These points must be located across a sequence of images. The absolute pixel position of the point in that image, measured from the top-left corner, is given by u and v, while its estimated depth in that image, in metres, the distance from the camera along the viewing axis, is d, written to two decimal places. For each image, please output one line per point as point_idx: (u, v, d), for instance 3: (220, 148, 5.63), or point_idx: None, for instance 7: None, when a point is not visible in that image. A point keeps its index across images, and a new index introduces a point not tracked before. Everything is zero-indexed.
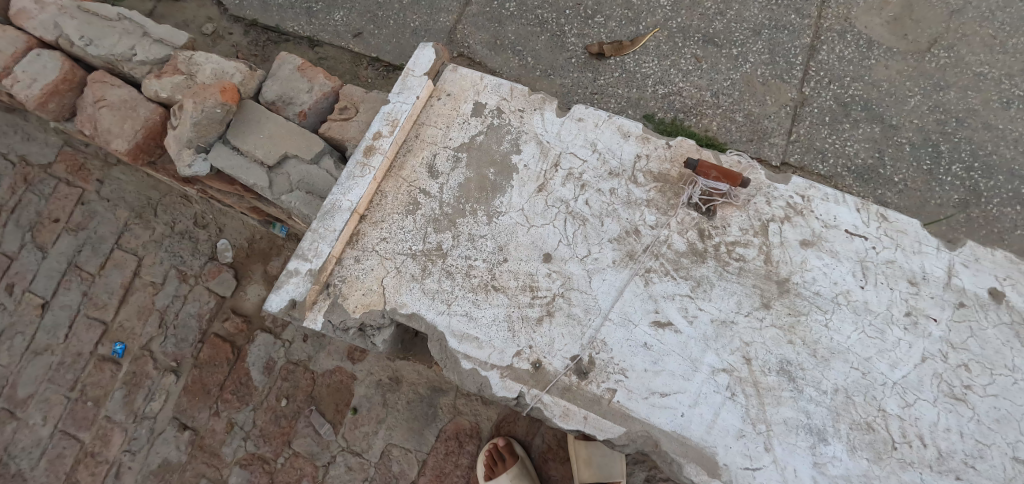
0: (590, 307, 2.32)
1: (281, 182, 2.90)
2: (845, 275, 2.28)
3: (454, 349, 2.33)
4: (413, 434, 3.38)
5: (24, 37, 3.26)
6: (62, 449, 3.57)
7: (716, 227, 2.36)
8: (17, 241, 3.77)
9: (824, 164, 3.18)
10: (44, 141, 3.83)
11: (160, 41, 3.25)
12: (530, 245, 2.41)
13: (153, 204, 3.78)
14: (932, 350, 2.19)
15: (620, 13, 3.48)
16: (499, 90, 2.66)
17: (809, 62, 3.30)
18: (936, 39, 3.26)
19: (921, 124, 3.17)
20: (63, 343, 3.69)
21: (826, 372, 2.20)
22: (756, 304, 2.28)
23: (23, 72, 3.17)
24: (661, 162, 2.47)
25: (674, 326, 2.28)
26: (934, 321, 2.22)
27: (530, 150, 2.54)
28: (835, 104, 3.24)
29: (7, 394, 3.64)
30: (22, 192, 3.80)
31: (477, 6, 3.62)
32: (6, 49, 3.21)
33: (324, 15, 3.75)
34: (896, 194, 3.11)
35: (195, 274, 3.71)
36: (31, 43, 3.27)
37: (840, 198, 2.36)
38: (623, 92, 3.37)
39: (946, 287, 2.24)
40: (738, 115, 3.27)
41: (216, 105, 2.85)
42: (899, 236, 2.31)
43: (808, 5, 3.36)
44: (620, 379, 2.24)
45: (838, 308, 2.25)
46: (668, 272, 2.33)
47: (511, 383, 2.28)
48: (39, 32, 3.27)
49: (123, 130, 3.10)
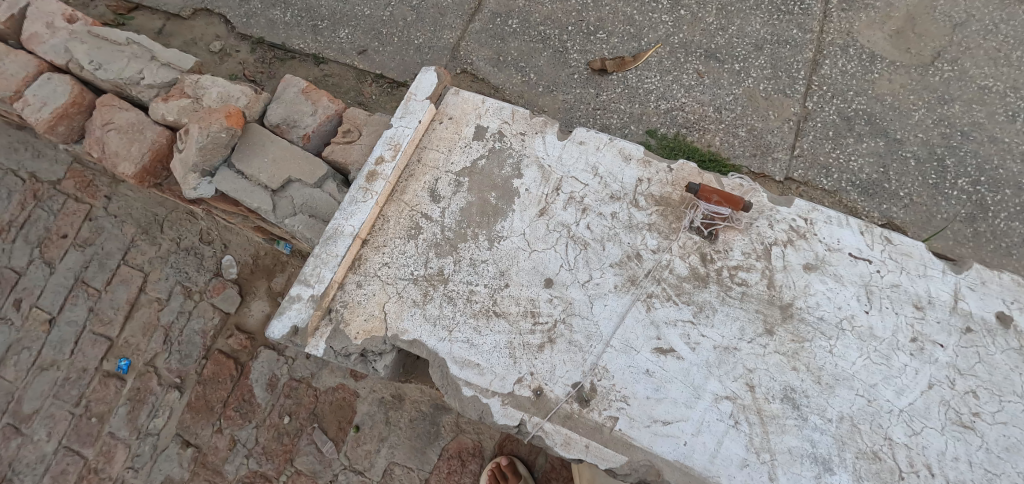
0: (592, 333, 2.31)
1: (284, 206, 2.91)
2: (850, 298, 2.26)
3: (455, 376, 2.32)
4: (415, 453, 3.36)
5: (36, 62, 3.29)
6: (66, 465, 3.58)
7: (719, 251, 2.35)
8: (25, 256, 3.81)
9: (828, 179, 3.15)
10: (53, 157, 3.87)
11: (167, 65, 3.27)
12: (532, 270, 2.41)
13: (159, 220, 3.77)
14: (938, 376, 2.16)
15: (622, 29, 3.49)
16: (501, 113, 2.67)
17: (812, 77, 3.29)
18: (939, 53, 3.24)
19: (926, 138, 3.14)
20: (68, 359, 3.70)
21: (831, 399, 2.17)
22: (759, 330, 2.25)
23: (34, 96, 3.21)
24: (662, 185, 2.46)
25: (676, 352, 2.26)
26: (940, 347, 2.19)
27: (532, 174, 2.54)
28: (838, 119, 3.22)
29: (12, 410, 3.66)
30: (31, 208, 3.84)
31: (480, 23, 3.63)
32: (18, 72, 3.25)
33: (330, 32, 3.77)
34: (901, 209, 3.08)
35: (200, 290, 3.70)
36: (42, 67, 3.30)
37: (843, 220, 2.35)
38: (625, 108, 3.37)
39: (953, 310, 2.22)
40: (740, 130, 3.25)
41: (221, 129, 2.86)
42: (905, 259, 2.28)
43: (810, 20, 3.35)
44: (622, 406, 2.22)
45: (842, 334, 2.22)
46: (670, 297, 2.32)
47: (512, 410, 2.26)
48: (50, 56, 3.31)
49: (130, 152, 3.12)
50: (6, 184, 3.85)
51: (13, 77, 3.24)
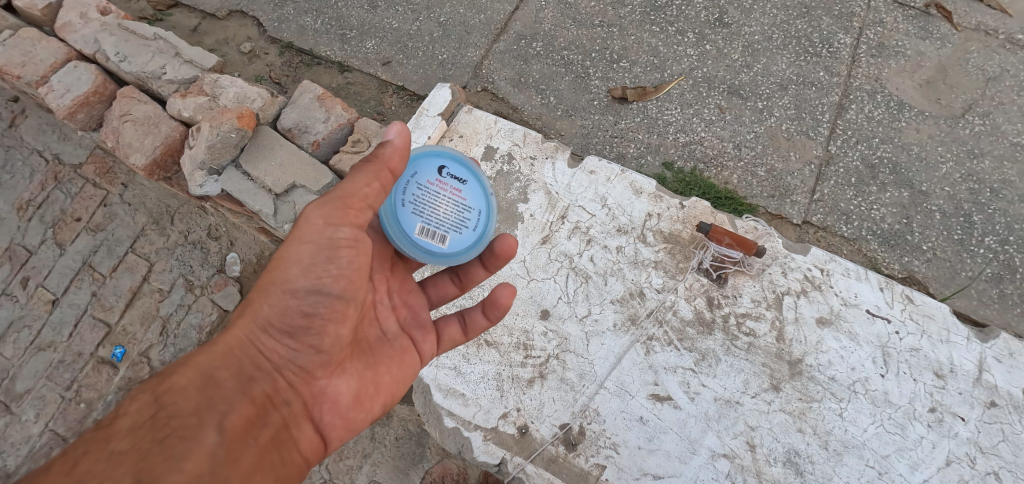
0: (586, 373, 2.19)
1: (286, 210, 2.81)
2: (865, 360, 2.11)
3: (438, 404, 2.22)
4: (398, 473, 3.07)
5: (65, 50, 3.26)
6: (49, 449, 3.33)
7: (727, 296, 2.22)
8: (38, 236, 3.69)
9: (848, 226, 3.01)
10: (78, 141, 3.81)
11: (190, 62, 3.21)
12: (529, 299, 2.30)
13: (171, 212, 3.67)
14: (958, 452, 2.01)
15: (646, 59, 3.41)
16: (512, 135, 2.58)
17: (837, 121, 3.18)
18: (971, 106, 3.13)
19: (953, 192, 3.00)
20: (67, 341, 3.52)
21: (837, 468, 2.02)
22: (764, 385, 2.12)
23: (59, 82, 3.17)
24: (672, 222, 2.35)
25: (673, 400, 2.13)
26: (960, 420, 2.03)
27: (538, 200, 2.44)
28: (861, 165, 3.09)
29: (5, 387, 3.47)
30: (51, 189, 3.76)
31: (505, 44, 3.57)
32: (47, 59, 3.22)
33: (357, 42, 3.74)
34: (923, 263, 2.93)
35: (201, 284, 3.55)
36: (71, 55, 3.27)
37: (862, 273, 2.22)
38: (644, 137, 3.27)
39: (976, 381, 2.06)
40: (759, 169, 3.13)
41: (231, 129, 2.78)
42: (926, 320, 2.14)
43: (838, 63, 3.26)
44: (611, 454, 2.10)
45: (854, 397, 2.08)
46: (671, 342, 2.19)
47: (494, 447, 2.16)
48: (79, 45, 3.27)
49: (143, 145, 3.05)
50: (30, 164, 3.81)
51: (41, 63, 3.22)
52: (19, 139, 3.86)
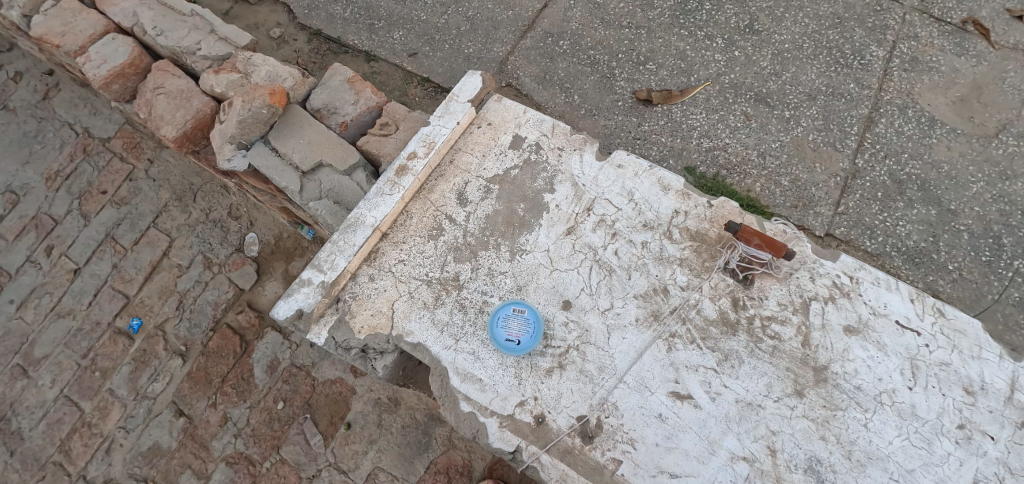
0: (605, 365, 2.16)
1: (312, 189, 2.80)
2: (892, 371, 2.06)
3: (455, 388, 2.19)
4: (402, 461, 3.08)
5: (104, 22, 3.27)
6: (62, 415, 3.36)
7: (753, 298, 2.19)
8: (65, 206, 3.72)
9: (872, 241, 2.95)
10: (108, 117, 3.85)
11: (225, 39, 3.23)
12: (551, 290, 2.27)
13: (194, 189, 3.68)
14: (985, 472, 1.95)
15: (673, 63, 3.38)
16: (540, 125, 2.55)
17: (865, 134, 3.12)
18: (1005, 125, 3.06)
19: (983, 213, 2.94)
20: (85, 309, 3.54)
21: (859, 478, 1.97)
22: (787, 390, 2.08)
23: (96, 52, 3.16)
24: (699, 220, 2.31)
25: (694, 400, 2.09)
26: (990, 439, 1.97)
27: (564, 190, 2.41)
28: (889, 180, 3.03)
29: (23, 352, 3.49)
30: (79, 161, 3.79)
31: (532, 40, 3.55)
32: (86, 30, 3.24)
33: (385, 32, 3.73)
34: (948, 283, 2.86)
35: (219, 263, 3.56)
36: (109, 27, 3.28)
37: (892, 284, 2.16)
38: (666, 141, 3.23)
39: (1007, 400, 2.01)
40: (783, 179, 3.08)
41: (263, 106, 2.77)
42: (956, 335, 2.08)
43: (869, 76, 3.21)
44: (627, 450, 2.07)
45: (880, 408, 2.03)
46: (693, 340, 2.16)
47: (510, 435, 2.12)
48: (118, 18, 3.28)
49: (175, 117, 3.03)
50: (62, 136, 3.84)
51: (80, 34, 3.23)
52: (52, 111, 3.90)
